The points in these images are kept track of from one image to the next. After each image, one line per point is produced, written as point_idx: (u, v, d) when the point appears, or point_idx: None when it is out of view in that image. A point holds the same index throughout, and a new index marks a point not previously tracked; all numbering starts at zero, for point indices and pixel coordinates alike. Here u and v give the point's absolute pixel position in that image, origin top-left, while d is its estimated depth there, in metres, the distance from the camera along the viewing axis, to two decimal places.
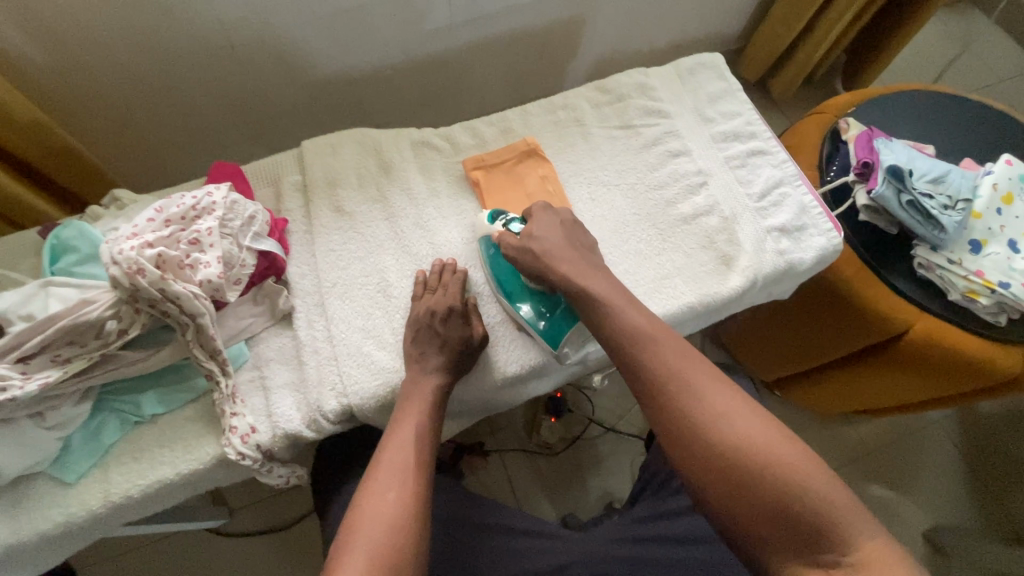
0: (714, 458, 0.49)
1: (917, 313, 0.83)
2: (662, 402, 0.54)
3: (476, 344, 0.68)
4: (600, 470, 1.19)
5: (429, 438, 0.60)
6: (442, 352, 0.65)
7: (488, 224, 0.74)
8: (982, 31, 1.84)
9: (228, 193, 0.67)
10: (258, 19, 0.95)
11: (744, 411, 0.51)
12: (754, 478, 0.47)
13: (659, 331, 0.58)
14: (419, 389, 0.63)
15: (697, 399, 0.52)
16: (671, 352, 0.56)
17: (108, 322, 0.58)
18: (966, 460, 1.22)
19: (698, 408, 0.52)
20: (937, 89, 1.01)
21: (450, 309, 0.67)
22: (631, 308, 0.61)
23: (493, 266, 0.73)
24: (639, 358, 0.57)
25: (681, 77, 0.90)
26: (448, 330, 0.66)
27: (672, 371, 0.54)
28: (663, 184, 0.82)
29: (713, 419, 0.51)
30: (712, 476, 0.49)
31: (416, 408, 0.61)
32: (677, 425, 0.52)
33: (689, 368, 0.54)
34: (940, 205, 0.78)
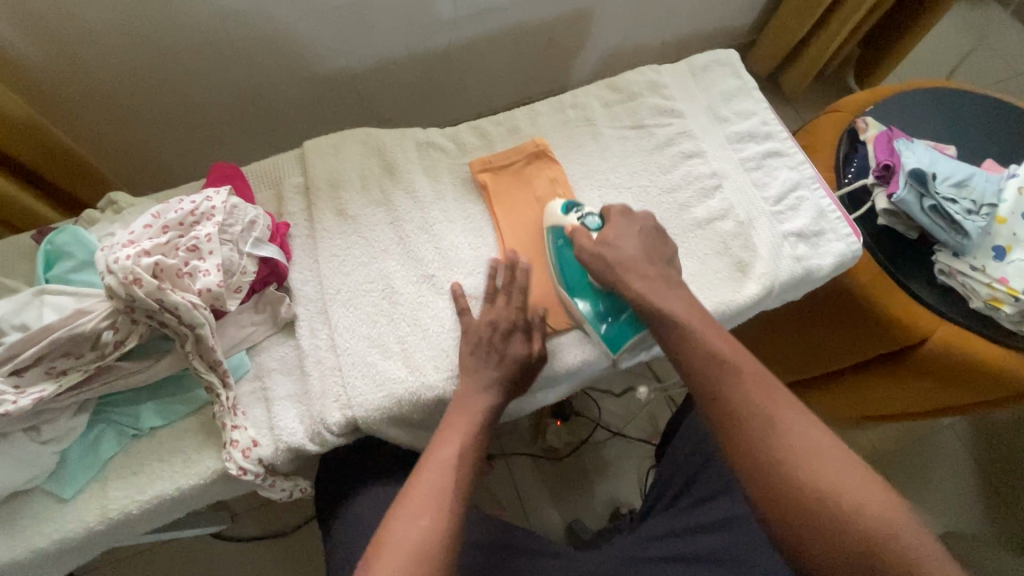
0: (789, 489, 0.49)
1: (935, 319, 0.81)
2: (745, 433, 0.53)
3: (533, 361, 0.65)
4: (607, 474, 1.18)
5: (472, 461, 0.57)
6: (498, 368, 0.63)
7: (561, 214, 0.71)
8: (998, 24, 1.80)
9: (228, 197, 0.64)
10: (257, 13, 0.92)
11: (821, 444, 0.51)
12: (829, 511, 0.47)
13: (741, 356, 0.57)
14: (465, 408, 0.60)
15: (782, 434, 0.51)
16: (750, 376, 0.55)
17: (104, 333, 0.56)
18: (978, 465, 1.20)
19: (775, 434, 0.52)
20: (958, 87, 0.98)
21: (513, 324, 0.65)
22: (703, 327, 0.60)
23: (557, 254, 0.71)
24: (719, 382, 0.56)
25: (694, 74, 0.87)
26: (506, 344, 0.64)
27: (755, 401, 0.54)
28: (676, 186, 0.80)
29: (800, 456, 0.50)
30: (794, 509, 0.48)
31: (462, 428, 0.58)
32: (759, 458, 0.51)
33: (765, 394, 0.54)
34: (964, 210, 0.76)
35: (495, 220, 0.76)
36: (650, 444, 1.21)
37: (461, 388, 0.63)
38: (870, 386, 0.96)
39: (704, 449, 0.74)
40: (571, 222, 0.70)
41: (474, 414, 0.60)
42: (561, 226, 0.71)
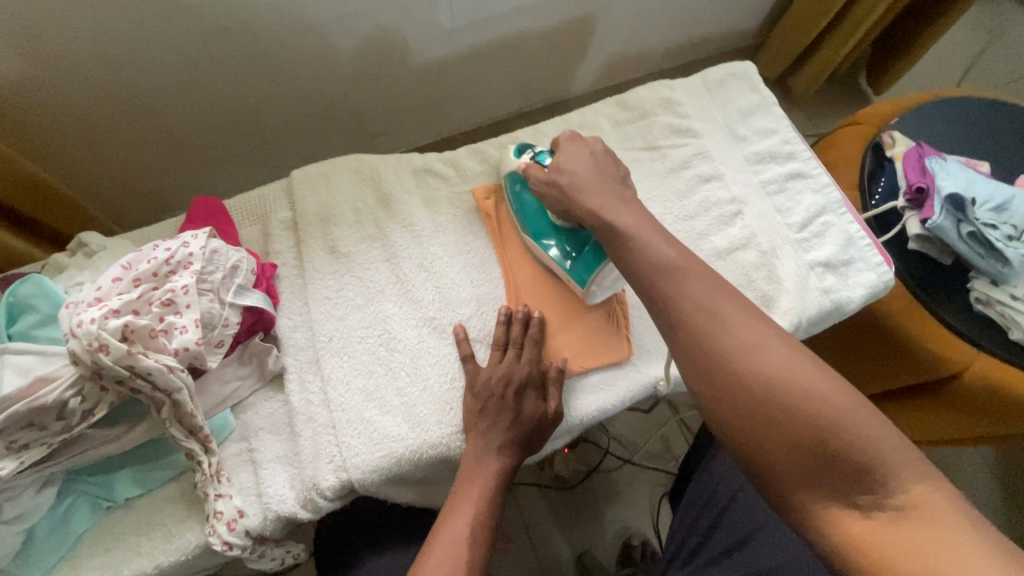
0: (739, 394, 0.42)
1: (974, 352, 0.75)
2: (693, 338, 0.46)
3: (550, 419, 0.60)
4: (618, 503, 1.13)
5: (484, 533, 0.53)
6: (512, 428, 0.58)
7: (514, 158, 0.68)
8: (1011, 20, 1.74)
9: (207, 241, 0.58)
10: (241, 29, 0.86)
11: (776, 343, 0.44)
12: (783, 412, 0.40)
13: (688, 259, 0.50)
14: (477, 475, 0.56)
15: (732, 337, 0.44)
16: (697, 279, 0.48)
17: (70, 401, 0.50)
18: (1003, 487, 1.15)
19: (723, 337, 0.44)
20: (988, 97, 0.92)
21: (525, 378, 0.60)
22: (650, 232, 0.53)
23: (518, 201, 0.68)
24: (666, 285, 0.48)
25: (710, 89, 0.82)
26: (520, 401, 0.59)
27: (702, 305, 0.46)
28: (694, 214, 0.74)
29: (755, 357, 0.43)
30: (741, 419, 0.42)
31: (474, 496, 0.55)
32: (709, 362, 0.44)
33: (715, 297, 0.47)
34: (1005, 237, 0.70)
35: (500, 255, 0.70)
36: (662, 470, 1.16)
37: (469, 451, 0.58)
38: (899, 414, 0.90)
39: (725, 496, 0.69)
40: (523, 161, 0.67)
41: (488, 480, 0.56)
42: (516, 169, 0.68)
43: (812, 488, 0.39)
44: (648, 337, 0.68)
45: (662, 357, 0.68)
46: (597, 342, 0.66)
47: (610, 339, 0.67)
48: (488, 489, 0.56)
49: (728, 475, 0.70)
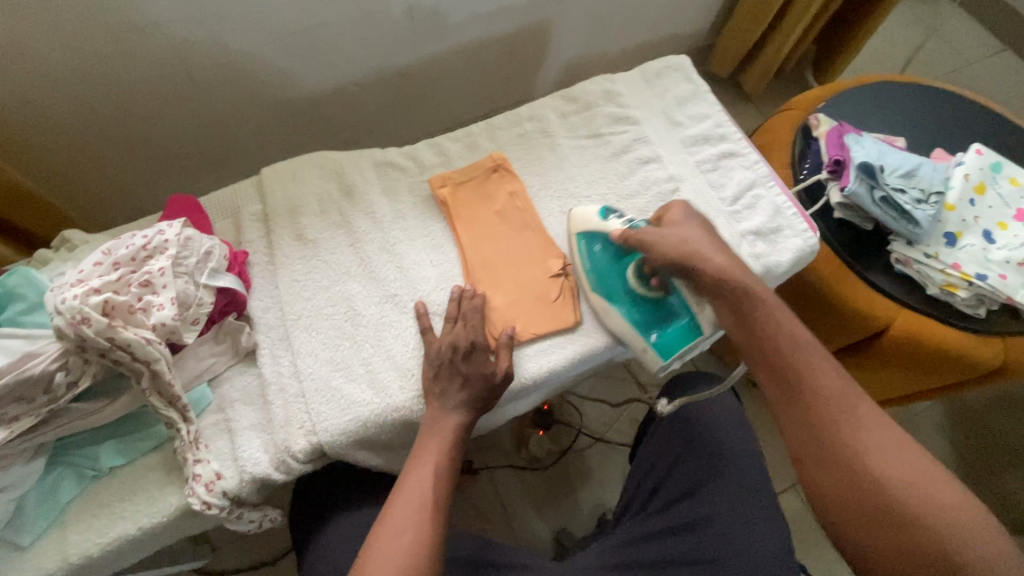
0: (866, 494, 0.50)
1: (897, 308, 0.82)
2: (809, 412, 0.55)
3: (499, 381, 0.65)
4: (592, 480, 1.18)
5: (447, 477, 0.59)
6: (465, 389, 0.63)
7: (601, 220, 0.72)
8: (946, 15, 1.85)
9: (182, 229, 0.64)
10: (212, 42, 0.92)
11: (902, 450, 0.51)
12: (907, 518, 0.48)
13: (816, 356, 0.58)
14: (435, 431, 0.61)
15: (863, 442, 0.52)
16: (829, 378, 0.56)
17: (56, 375, 0.55)
18: (956, 448, 1.22)
19: (850, 441, 0.53)
20: (907, 80, 1.01)
21: (472, 344, 0.65)
22: (782, 321, 0.60)
23: (596, 262, 0.72)
24: (790, 368, 0.57)
25: (648, 81, 0.89)
26: (469, 366, 0.64)
27: (834, 408, 0.54)
28: (634, 193, 0.81)
29: (864, 444, 0.52)
30: (866, 517, 0.50)
31: (436, 446, 0.60)
32: (819, 435, 0.54)
33: (842, 398, 0.55)
34: (914, 200, 0.78)
35: (456, 237, 0.76)
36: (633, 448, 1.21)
37: (428, 412, 0.63)
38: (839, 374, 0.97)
39: (674, 450, 0.74)
40: (610, 228, 0.71)
41: (446, 432, 0.61)
42: (598, 235, 0.72)
43: None
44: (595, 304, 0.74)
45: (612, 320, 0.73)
46: (546, 310, 0.72)
47: (560, 307, 0.72)
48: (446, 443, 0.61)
49: (677, 432, 0.75)
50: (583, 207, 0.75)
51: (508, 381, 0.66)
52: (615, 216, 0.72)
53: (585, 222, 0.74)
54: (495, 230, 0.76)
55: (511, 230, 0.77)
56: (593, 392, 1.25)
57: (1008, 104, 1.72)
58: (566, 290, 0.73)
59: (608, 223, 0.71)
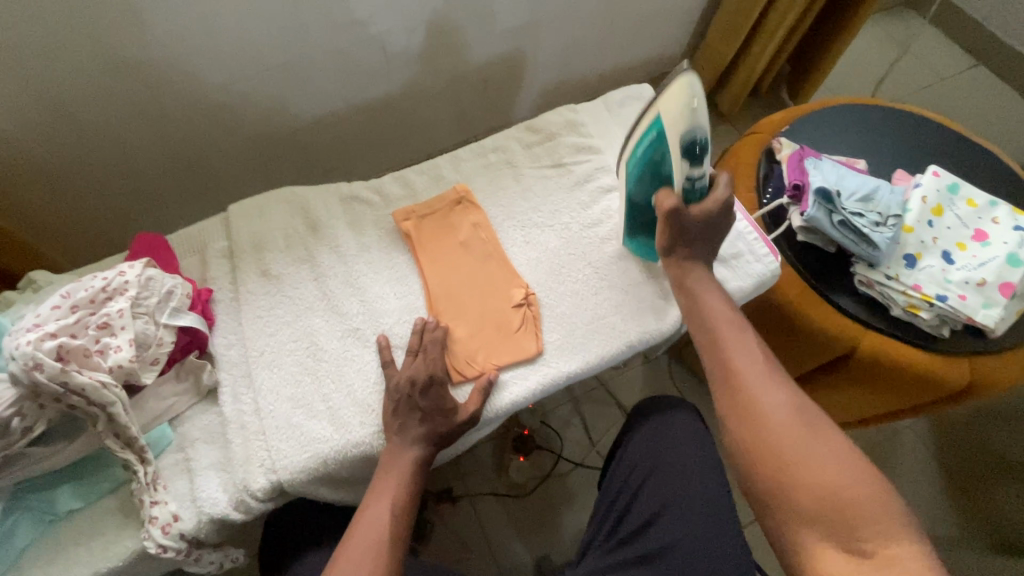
0: (768, 444, 0.56)
1: (863, 329, 0.82)
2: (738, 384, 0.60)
3: (461, 421, 0.65)
4: (573, 506, 1.17)
5: (406, 510, 0.60)
6: (424, 424, 0.64)
7: (681, 153, 0.63)
8: (918, 33, 1.89)
9: (144, 269, 0.64)
10: (184, 81, 0.94)
11: (803, 411, 0.57)
12: (797, 463, 0.54)
13: (742, 331, 0.64)
14: (393, 470, 0.62)
15: (772, 401, 0.58)
16: (750, 350, 0.62)
17: (11, 421, 0.55)
18: (941, 465, 1.21)
19: (760, 399, 0.58)
20: (868, 103, 1.03)
21: (431, 379, 0.64)
22: (719, 300, 0.67)
23: (638, 153, 0.68)
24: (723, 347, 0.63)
25: (610, 110, 0.91)
26: (429, 403, 0.64)
27: (752, 372, 0.60)
28: (596, 221, 0.82)
29: (771, 406, 0.58)
30: (765, 464, 0.56)
31: (394, 481, 0.61)
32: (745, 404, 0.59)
33: (758, 365, 0.61)
34: (872, 223, 0.79)
35: (420, 269, 0.77)
36: None
37: (388, 449, 0.64)
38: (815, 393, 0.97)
39: (638, 477, 0.73)
40: (676, 173, 0.64)
41: (403, 470, 0.62)
42: (660, 150, 0.65)
43: (816, 529, 0.52)
44: (559, 334, 0.74)
45: (576, 351, 0.73)
46: (508, 341, 0.72)
47: (523, 337, 0.73)
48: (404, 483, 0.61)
49: (642, 458, 0.74)
50: (696, 117, 0.61)
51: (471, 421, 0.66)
52: (692, 167, 0.63)
53: (670, 125, 0.62)
54: (458, 262, 0.77)
55: (473, 261, 0.78)
56: (574, 415, 1.25)
57: (981, 117, 1.75)
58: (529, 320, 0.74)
59: (680, 167, 0.63)
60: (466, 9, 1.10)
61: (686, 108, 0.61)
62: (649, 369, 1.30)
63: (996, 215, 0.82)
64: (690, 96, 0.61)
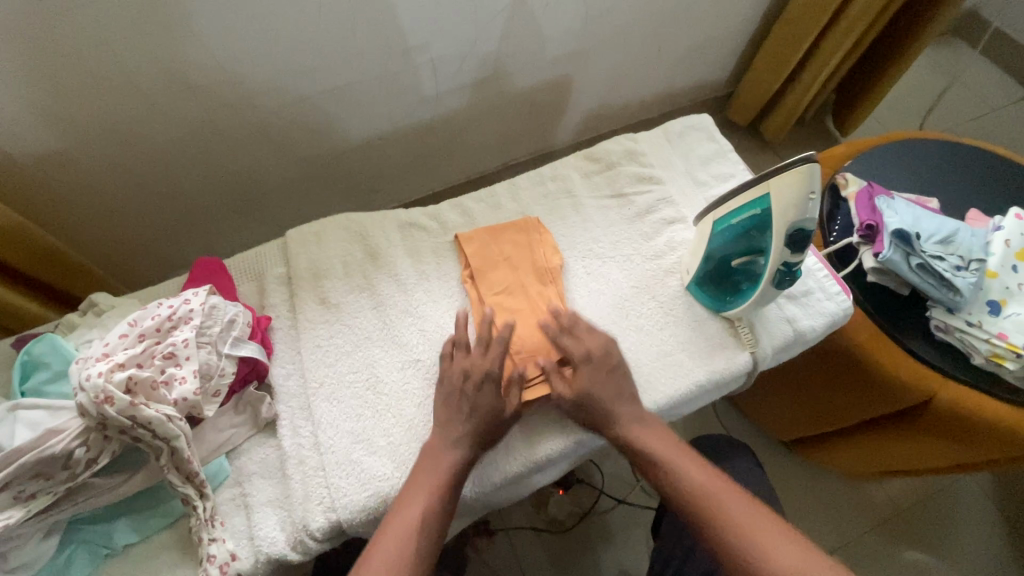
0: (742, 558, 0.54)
1: (938, 379, 0.78)
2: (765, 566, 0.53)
3: (508, 416, 0.64)
4: (613, 544, 1.13)
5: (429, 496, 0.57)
6: (468, 421, 0.62)
7: (782, 244, 0.61)
8: (968, 62, 1.85)
9: (207, 297, 0.64)
10: (245, 102, 0.95)
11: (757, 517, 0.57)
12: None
13: (680, 454, 0.63)
14: (417, 488, 0.58)
15: (731, 521, 0.56)
16: (699, 472, 0.61)
17: (75, 451, 0.54)
18: (1007, 517, 1.15)
19: (716, 517, 0.57)
20: (935, 136, 0.99)
21: (486, 375, 0.64)
22: (654, 434, 0.64)
23: (731, 222, 0.66)
24: (705, 507, 0.58)
25: (670, 140, 0.89)
26: (479, 397, 0.63)
27: (705, 491, 0.59)
28: (660, 254, 0.80)
29: (733, 522, 0.56)
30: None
31: (433, 470, 0.59)
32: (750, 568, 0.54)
33: (706, 483, 0.60)
34: (953, 267, 0.75)
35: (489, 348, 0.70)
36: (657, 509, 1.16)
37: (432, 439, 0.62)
38: (881, 441, 0.92)
39: None
40: (771, 256, 0.62)
41: (435, 472, 0.59)
42: (763, 226, 0.63)
43: None
44: None
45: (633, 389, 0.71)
46: (500, 232, 0.79)
47: (513, 232, 0.79)
48: (425, 511, 0.56)
49: None
50: (809, 211, 0.59)
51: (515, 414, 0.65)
52: (791, 254, 0.62)
53: (777, 213, 0.60)
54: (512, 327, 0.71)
55: (536, 306, 0.73)
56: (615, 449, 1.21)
57: None
58: (539, 231, 0.79)
59: (778, 252, 0.62)
60: (520, 34, 1.10)
61: (801, 202, 0.58)
62: None
63: None
64: (808, 189, 0.58)
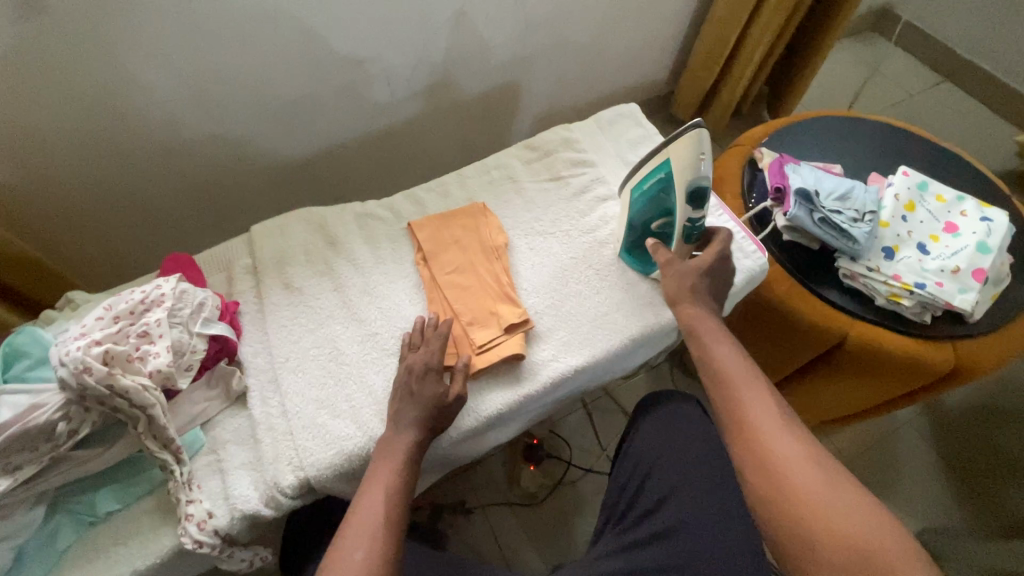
0: (772, 471, 0.55)
1: (852, 320, 0.87)
2: (783, 484, 0.54)
3: (451, 401, 0.66)
4: (583, 513, 1.19)
5: (393, 473, 0.61)
6: (415, 406, 0.65)
7: (683, 201, 0.70)
8: (886, 54, 2.02)
9: (177, 283, 0.69)
10: (208, 116, 1.02)
11: (802, 445, 0.56)
12: (793, 497, 0.53)
13: (743, 375, 0.63)
14: (374, 484, 0.60)
15: (774, 441, 0.57)
16: (762, 398, 0.61)
17: (58, 424, 0.59)
18: (944, 460, 1.24)
19: (759, 435, 0.58)
20: (839, 114, 1.11)
21: (426, 366, 0.68)
22: (731, 353, 0.66)
23: (645, 188, 0.75)
24: (752, 423, 0.59)
25: (602, 128, 0.98)
26: (422, 387, 0.66)
27: (758, 412, 0.59)
28: (595, 227, 0.88)
29: (772, 443, 0.57)
30: (765, 491, 0.55)
31: (391, 454, 0.62)
32: (776, 481, 0.54)
33: (759, 406, 0.60)
34: (850, 219, 0.85)
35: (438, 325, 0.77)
36: None
37: (388, 426, 0.65)
38: (816, 386, 1.00)
39: (643, 469, 0.78)
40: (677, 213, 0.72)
41: (394, 459, 0.62)
42: (666, 188, 0.72)
43: (810, 543, 0.51)
44: (563, 331, 0.79)
45: (576, 349, 0.78)
46: (450, 217, 0.86)
47: (462, 217, 0.86)
48: (387, 493, 0.59)
49: (648, 447, 0.79)
50: (702, 170, 0.68)
51: (460, 399, 0.67)
52: (693, 211, 0.71)
53: (677, 172, 0.69)
54: (461, 300, 0.78)
55: (484, 280, 0.80)
56: (581, 425, 1.28)
57: (950, 128, 1.85)
58: (484, 214, 0.87)
59: (682, 209, 0.71)
60: (465, 43, 1.20)
61: (693, 162, 0.68)
62: (652, 376, 1.34)
63: (963, 209, 0.89)
64: (697, 151, 0.68)
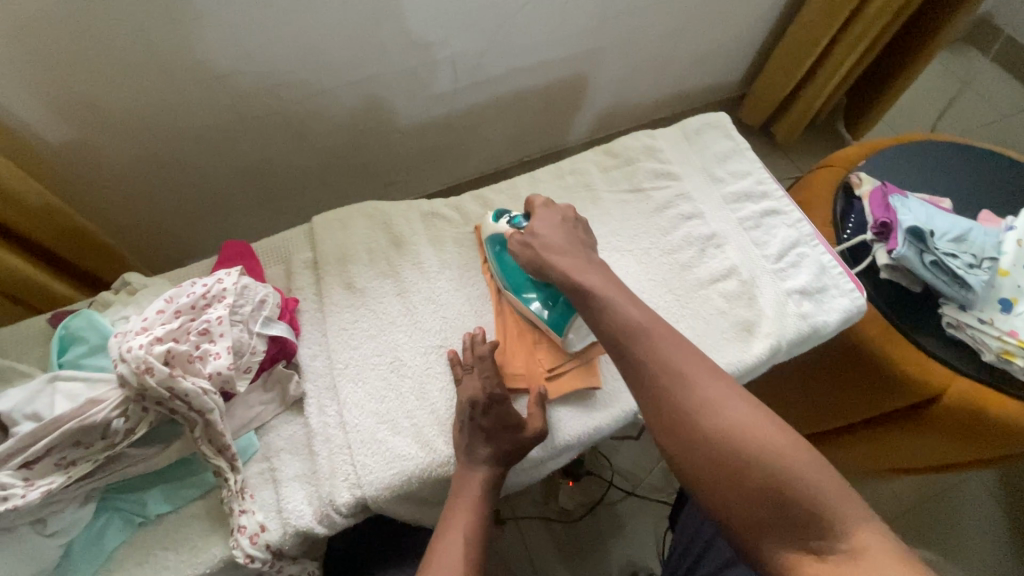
0: (696, 433, 0.47)
1: (951, 375, 0.79)
2: (708, 444, 0.46)
3: (530, 436, 0.64)
4: (621, 536, 1.14)
5: (470, 515, 0.57)
6: (490, 444, 0.62)
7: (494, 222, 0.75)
8: (980, 70, 1.86)
9: (239, 277, 0.65)
10: (269, 91, 0.97)
11: (729, 394, 0.49)
12: (725, 461, 0.45)
13: (648, 322, 0.55)
14: (451, 524, 0.56)
15: (692, 393, 0.49)
16: (675, 348, 0.52)
17: (115, 421, 0.56)
18: (1012, 521, 1.16)
19: (677, 390, 0.50)
20: (948, 139, 1.00)
21: (490, 398, 0.63)
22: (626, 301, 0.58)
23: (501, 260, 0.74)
24: (666, 379, 0.51)
25: (688, 137, 0.90)
26: (491, 421, 0.62)
27: (671, 366, 0.51)
28: (677, 248, 0.81)
29: (692, 397, 0.49)
30: (692, 456, 0.47)
31: (468, 497, 0.59)
32: (702, 444, 0.47)
33: (671, 358, 0.52)
34: (965, 265, 0.76)
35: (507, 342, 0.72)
36: (665, 502, 1.18)
37: (457, 462, 0.63)
38: (891, 440, 0.92)
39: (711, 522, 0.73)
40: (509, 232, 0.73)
41: (469, 501, 0.59)
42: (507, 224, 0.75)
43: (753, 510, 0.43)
44: None
45: None
46: None
47: None
48: (466, 535, 0.55)
49: None
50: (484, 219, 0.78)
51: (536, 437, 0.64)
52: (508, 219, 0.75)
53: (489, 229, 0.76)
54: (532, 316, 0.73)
55: None
56: (624, 443, 1.23)
57: None
58: None
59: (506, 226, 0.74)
60: (539, 31, 1.12)
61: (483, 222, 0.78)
62: None
63: None
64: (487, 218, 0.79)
